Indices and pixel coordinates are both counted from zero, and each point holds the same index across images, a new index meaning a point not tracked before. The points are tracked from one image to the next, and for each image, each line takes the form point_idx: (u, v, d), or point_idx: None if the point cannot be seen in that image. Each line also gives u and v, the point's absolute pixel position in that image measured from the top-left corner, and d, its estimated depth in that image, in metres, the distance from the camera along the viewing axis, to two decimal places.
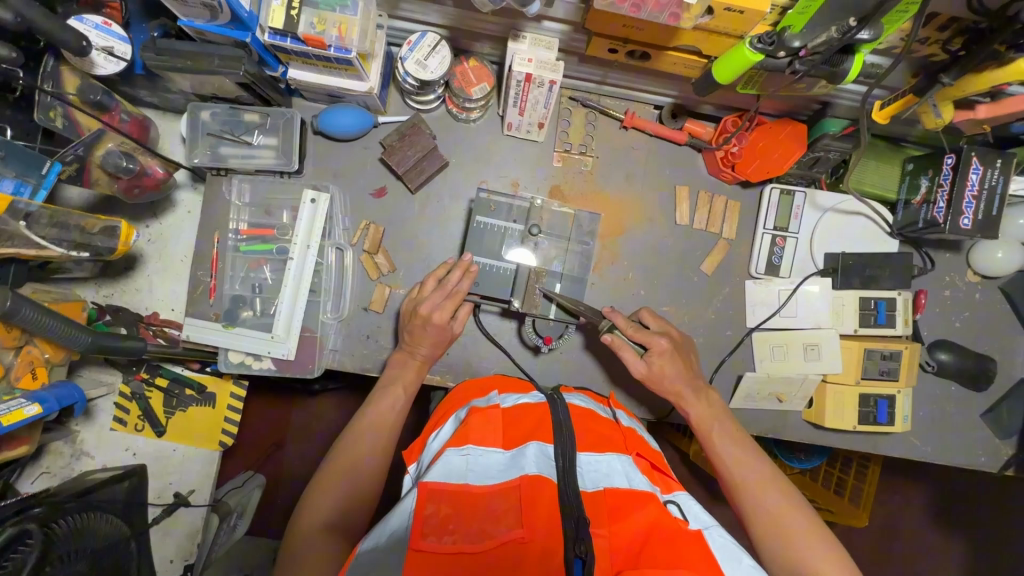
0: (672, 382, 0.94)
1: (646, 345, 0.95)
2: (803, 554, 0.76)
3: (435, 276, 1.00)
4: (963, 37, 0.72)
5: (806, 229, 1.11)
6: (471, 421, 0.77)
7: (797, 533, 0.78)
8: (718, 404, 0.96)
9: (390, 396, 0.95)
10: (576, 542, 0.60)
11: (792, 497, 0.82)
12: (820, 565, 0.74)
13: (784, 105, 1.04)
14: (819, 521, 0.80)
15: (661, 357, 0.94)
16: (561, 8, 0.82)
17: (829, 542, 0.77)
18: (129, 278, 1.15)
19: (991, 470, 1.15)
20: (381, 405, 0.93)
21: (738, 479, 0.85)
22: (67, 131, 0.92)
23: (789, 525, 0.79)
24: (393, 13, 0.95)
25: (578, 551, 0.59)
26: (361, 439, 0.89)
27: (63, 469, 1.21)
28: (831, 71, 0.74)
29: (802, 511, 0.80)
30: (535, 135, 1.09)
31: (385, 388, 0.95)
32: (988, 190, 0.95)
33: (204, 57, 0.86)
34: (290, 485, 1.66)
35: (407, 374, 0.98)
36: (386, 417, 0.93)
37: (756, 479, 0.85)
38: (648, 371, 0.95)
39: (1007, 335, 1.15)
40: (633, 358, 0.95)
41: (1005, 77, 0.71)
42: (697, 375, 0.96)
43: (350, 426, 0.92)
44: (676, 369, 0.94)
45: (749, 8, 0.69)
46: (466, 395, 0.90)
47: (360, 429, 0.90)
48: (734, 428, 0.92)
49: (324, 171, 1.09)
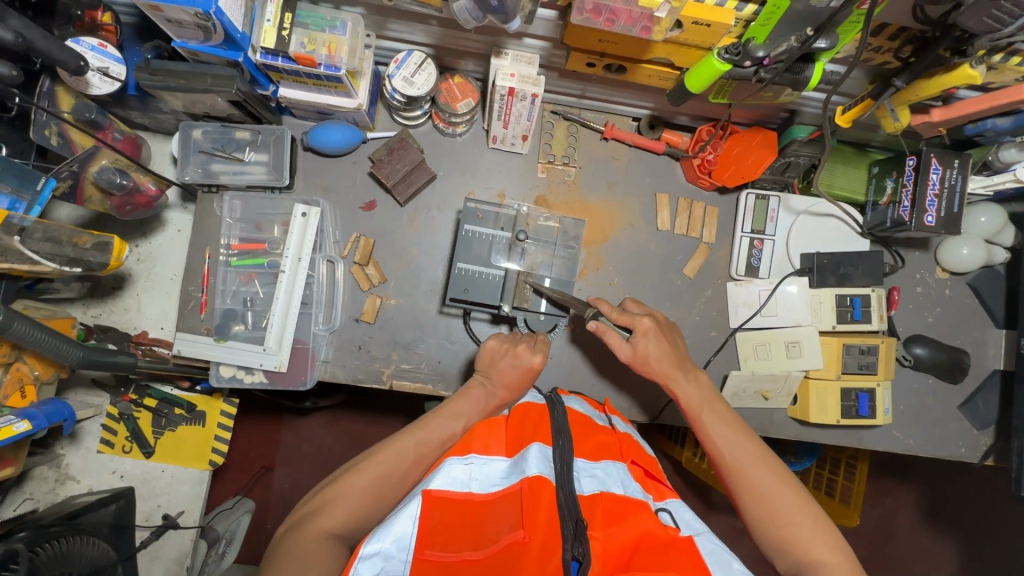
0: (657, 364, 0.96)
1: (631, 327, 0.98)
2: (792, 529, 0.78)
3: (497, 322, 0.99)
4: (912, 45, 0.77)
5: (782, 231, 1.16)
6: (476, 430, 0.79)
7: (786, 510, 0.80)
8: (707, 387, 0.96)
9: (441, 425, 0.86)
10: (574, 544, 0.62)
11: (784, 477, 0.84)
12: (809, 539, 0.77)
13: (754, 114, 1.10)
14: (810, 501, 0.82)
15: (646, 338, 0.96)
16: (539, 26, 0.87)
17: (819, 520, 0.79)
18: (115, 299, 1.16)
19: (973, 461, 1.18)
20: (435, 424, 0.86)
21: (730, 461, 0.86)
22: (62, 148, 0.94)
23: (782, 507, 0.80)
24: (380, 33, 1.00)
25: (575, 553, 0.61)
26: (399, 455, 0.80)
27: (48, 495, 1.19)
28: (794, 79, 0.80)
29: (792, 489, 0.82)
30: (519, 147, 1.13)
31: (437, 417, 0.87)
32: (948, 188, 1.00)
33: (197, 76, 0.89)
34: (281, 508, 1.63)
35: (465, 406, 0.91)
36: (432, 443, 0.83)
37: (746, 458, 0.86)
38: (633, 354, 0.97)
39: (978, 328, 1.20)
40: (618, 341, 0.97)
41: (951, 81, 0.76)
42: (684, 357, 0.98)
43: (398, 433, 0.84)
44: (660, 349, 0.96)
45: (715, 22, 0.74)
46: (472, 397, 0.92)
47: (407, 439, 0.82)
48: (723, 409, 0.93)
49: (314, 186, 1.12)
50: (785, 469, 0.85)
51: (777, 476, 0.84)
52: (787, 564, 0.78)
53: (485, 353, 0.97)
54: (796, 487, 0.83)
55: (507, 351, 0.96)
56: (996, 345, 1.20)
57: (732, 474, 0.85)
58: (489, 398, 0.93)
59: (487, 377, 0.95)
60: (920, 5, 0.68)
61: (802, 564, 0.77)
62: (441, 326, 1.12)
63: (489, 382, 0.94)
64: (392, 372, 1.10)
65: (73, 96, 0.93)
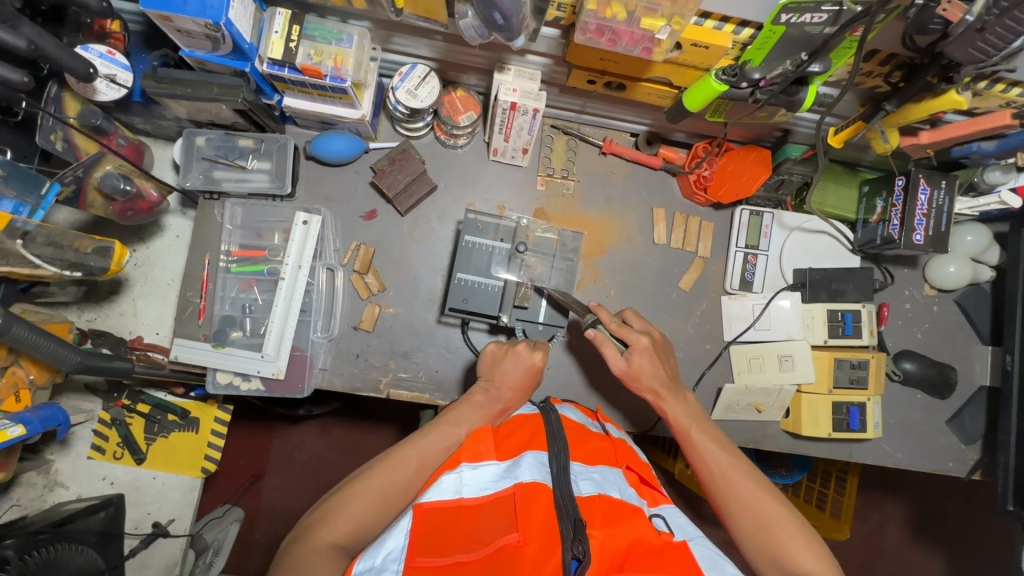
0: (650, 380, 0.96)
1: (627, 341, 0.98)
2: (782, 541, 0.80)
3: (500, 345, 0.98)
4: (901, 71, 0.80)
5: (775, 247, 1.19)
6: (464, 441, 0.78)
7: (775, 522, 0.82)
8: (694, 405, 0.98)
9: (444, 433, 0.85)
10: (573, 543, 0.63)
11: (770, 490, 0.86)
12: (799, 552, 0.79)
13: (749, 133, 1.12)
14: (796, 514, 0.84)
15: (642, 355, 0.96)
16: (543, 43, 0.90)
17: (807, 532, 0.81)
18: (112, 303, 1.16)
19: (960, 475, 1.20)
20: (440, 432, 0.85)
21: (717, 475, 0.88)
22: (66, 154, 0.94)
23: (772, 519, 0.82)
24: (386, 46, 1.02)
25: (575, 552, 0.63)
26: (403, 464, 0.81)
27: (35, 501, 1.18)
28: (789, 100, 0.83)
29: (779, 503, 0.84)
30: (519, 160, 1.15)
31: (442, 423, 0.87)
32: (936, 209, 1.03)
33: (203, 85, 0.91)
34: (272, 516, 1.62)
35: (475, 415, 0.90)
36: (435, 453, 0.83)
37: (734, 472, 0.87)
38: (627, 368, 0.97)
39: (965, 344, 1.23)
40: (614, 354, 0.97)
41: (939, 106, 0.79)
42: (674, 378, 0.99)
43: (401, 441, 0.84)
44: (654, 367, 0.96)
45: (712, 44, 0.77)
46: (475, 406, 0.91)
47: (410, 450, 0.82)
48: (710, 427, 0.94)
49: (315, 195, 1.13)
50: (771, 484, 0.87)
51: (765, 490, 0.85)
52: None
53: (485, 358, 0.97)
54: (783, 500, 0.85)
55: (507, 354, 0.96)
56: (983, 361, 1.23)
57: (721, 488, 0.86)
58: (493, 403, 0.92)
59: (490, 382, 0.95)
60: (909, 34, 0.70)
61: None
62: (438, 335, 1.13)
63: (492, 387, 0.94)
64: (389, 380, 1.10)
65: (79, 101, 0.94)
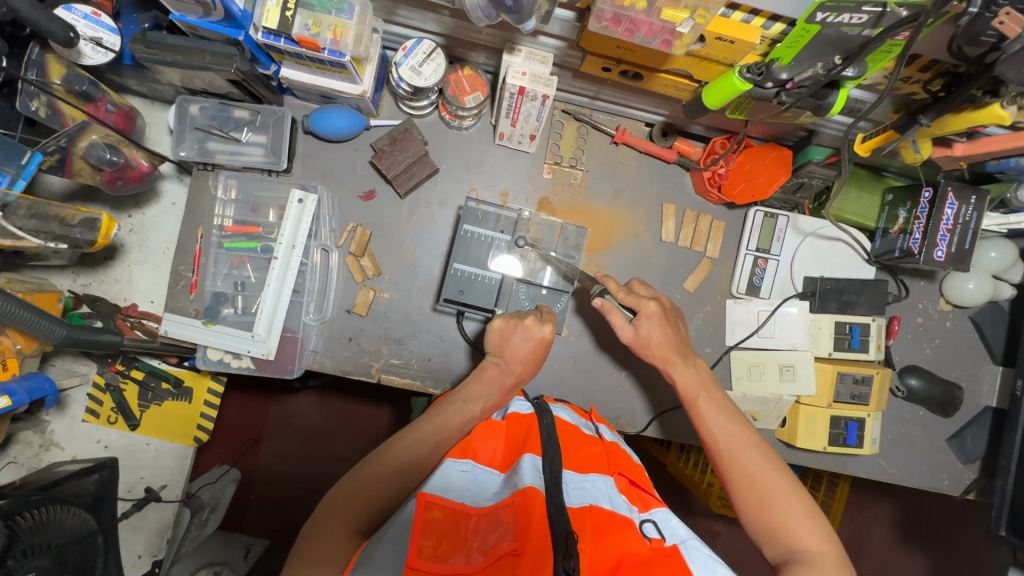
0: (659, 347, 0.95)
1: (636, 309, 0.96)
2: (782, 516, 0.79)
3: (500, 330, 0.95)
4: (942, 79, 0.74)
5: (787, 252, 1.13)
6: (476, 432, 0.83)
7: (776, 497, 0.80)
8: (706, 373, 0.95)
9: (457, 411, 0.86)
10: (565, 557, 0.58)
11: (778, 464, 0.84)
12: (798, 527, 0.77)
13: (771, 130, 1.06)
14: (801, 489, 0.82)
15: (649, 322, 0.95)
16: (556, 26, 0.83)
17: (810, 509, 0.79)
18: (106, 269, 1.14)
19: (955, 493, 1.18)
20: (453, 412, 0.86)
21: (721, 445, 0.87)
22: (51, 120, 0.92)
23: (773, 492, 0.81)
24: (389, 18, 0.96)
25: (567, 567, 0.57)
26: (420, 443, 0.81)
27: (32, 460, 1.16)
28: (817, 104, 0.78)
29: (783, 476, 0.82)
30: (526, 145, 1.09)
31: (454, 401, 0.87)
32: (961, 225, 0.98)
33: (195, 53, 0.86)
34: (265, 481, 1.64)
35: (485, 391, 0.90)
36: (450, 431, 0.84)
37: (738, 444, 0.86)
38: (635, 336, 0.96)
39: (976, 363, 1.19)
40: (621, 322, 0.96)
41: (980, 119, 0.73)
42: (685, 342, 0.97)
43: (416, 420, 0.84)
44: (663, 334, 0.95)
45: (738, 39, 0.70)
46: (485, 384, 0.91)
47: (424, 429, 0.82)
48: (720, 395, 0.93)
49: (313, 171, 1.09)
50: (778, 458, 0.85)
51: (769, 463, 0.84)
52: (775, 549, 0.78)
53: (494, 333, 0.96)
54: (789, 474, 0.83)
55: (515, 327, 0.94)
56: (991, 381, 1.19)
57: (727, 461, 0.85)
58: (504, 377, 0.92)
59: (501, 357, 0.94)
60: (957, 43, 0.64)
61: (788, 549, 0.77)
62: (433, 323, 1.10)
63: (503, 362, 0.93)
64: (381, 366, 1.08)
65: (64, 65, 0.90)
